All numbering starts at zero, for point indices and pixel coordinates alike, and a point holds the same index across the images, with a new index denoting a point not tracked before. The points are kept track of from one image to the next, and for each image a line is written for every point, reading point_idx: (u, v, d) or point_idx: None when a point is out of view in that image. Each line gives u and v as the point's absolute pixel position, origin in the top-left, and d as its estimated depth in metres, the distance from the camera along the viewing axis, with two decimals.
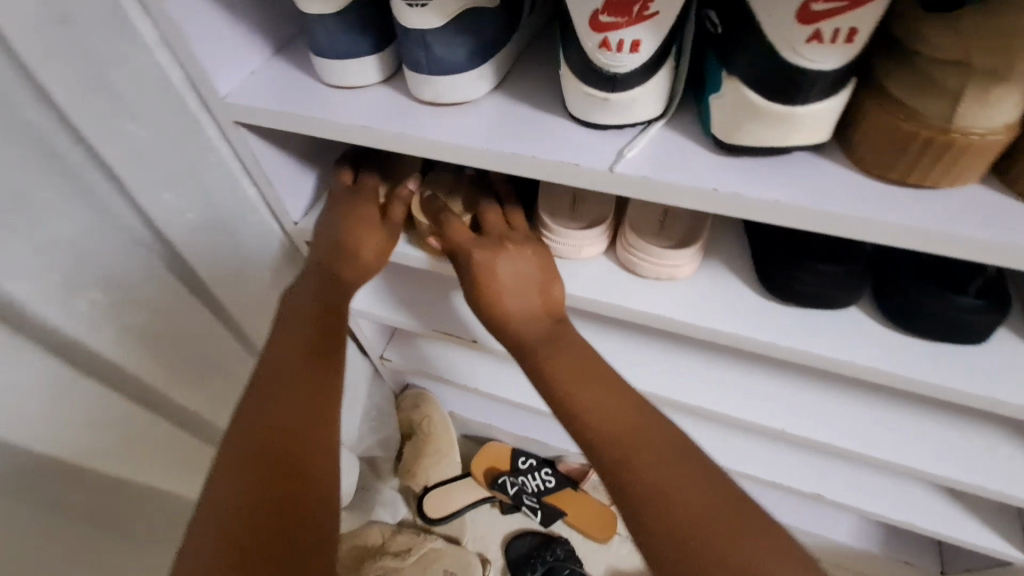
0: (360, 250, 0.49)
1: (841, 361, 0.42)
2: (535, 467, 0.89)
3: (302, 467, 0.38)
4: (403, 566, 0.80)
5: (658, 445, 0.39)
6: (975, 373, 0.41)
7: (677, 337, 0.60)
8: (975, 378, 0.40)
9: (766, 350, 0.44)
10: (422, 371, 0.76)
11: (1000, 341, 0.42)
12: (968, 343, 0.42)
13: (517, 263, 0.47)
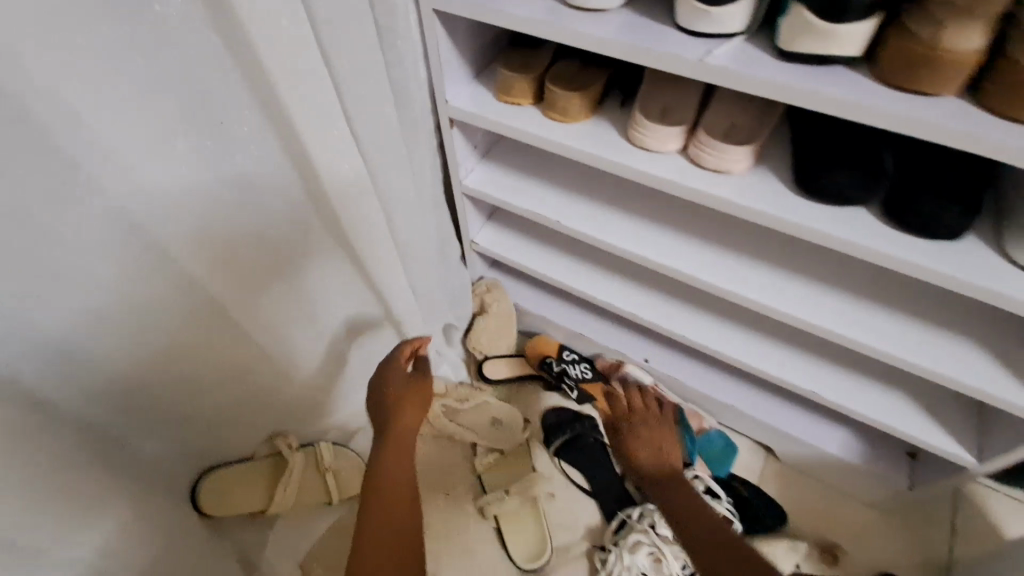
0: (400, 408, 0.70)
1: (844, 242, 0.57)
2: (576, 359, 1.06)
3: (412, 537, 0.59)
4: (461, 408, 1.02)
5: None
6: (946, 261, 0.55)
7: (717, 241, 0.77)
8: (946, 264, 0.54)
9: (790, 230, 0.59)
10: (507, 254, 0.97)
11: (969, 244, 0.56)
12: (945, 239, 0.56)
13: (659, 436, 0.87)
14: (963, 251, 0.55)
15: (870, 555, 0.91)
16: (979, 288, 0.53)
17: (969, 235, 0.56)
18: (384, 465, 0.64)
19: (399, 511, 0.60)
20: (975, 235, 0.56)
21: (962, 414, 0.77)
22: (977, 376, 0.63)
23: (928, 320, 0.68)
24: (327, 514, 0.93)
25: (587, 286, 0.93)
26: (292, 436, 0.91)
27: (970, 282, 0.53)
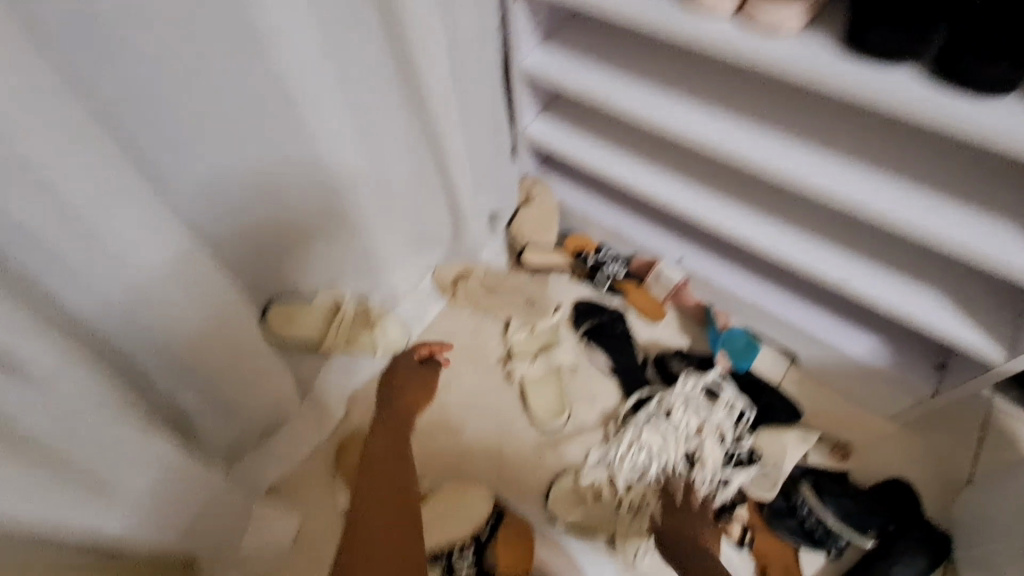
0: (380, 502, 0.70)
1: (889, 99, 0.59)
2: (614, 257, 1.10)
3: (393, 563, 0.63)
4: (499, 287, 1.09)
5: None
6: (992, 115, 0.56)
7: (765, 122, 0.78)
8: (992, 117, 0.56)
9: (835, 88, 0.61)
10: (554, 145, 1.01)
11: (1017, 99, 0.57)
12: (994, 95, 0.57)
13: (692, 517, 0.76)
14: (1012, 109, 0.56)
15: (885, 461, 0.92)
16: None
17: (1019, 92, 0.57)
18: (376, 510, 0.68)
19: (380, 526, 0.67)
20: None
21: (1000, 313, 0.77)
22: (1016, 252, 0.64)
23: (974, 203, 0.68)
24: (372, 365, 1.03)
25: (629, 176, 0.96)
26: (347, 288, 0.99)
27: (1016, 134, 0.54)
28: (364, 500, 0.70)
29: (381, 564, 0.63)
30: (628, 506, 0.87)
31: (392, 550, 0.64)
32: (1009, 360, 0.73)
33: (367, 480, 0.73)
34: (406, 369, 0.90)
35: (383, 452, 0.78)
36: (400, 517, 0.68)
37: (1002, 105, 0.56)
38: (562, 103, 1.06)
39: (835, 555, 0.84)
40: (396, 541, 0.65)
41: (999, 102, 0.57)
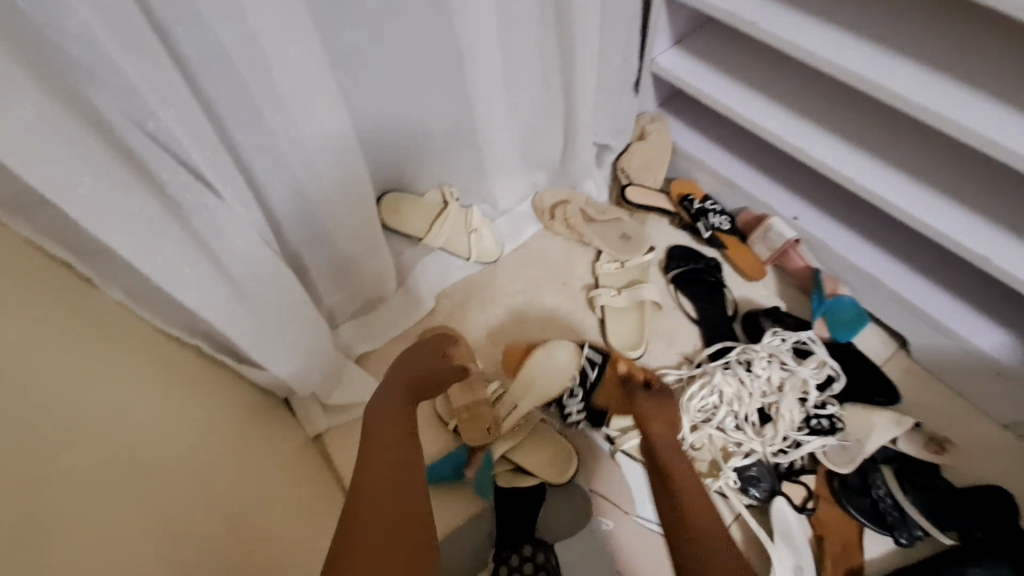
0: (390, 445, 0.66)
1: None
2: (719, 208, 1.07)
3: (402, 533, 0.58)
4: (597, 219, 1.09)
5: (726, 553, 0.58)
6: None
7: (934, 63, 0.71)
8: None
9: None
10: (680, 76, 0.96)
11: None
12: None
13: (667, 412, 0.74)
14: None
15: (989, 468, 0.84)
16: None
17: None
18: (372, 475, 0.61)
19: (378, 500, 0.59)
20: None
21: None
22: None
23: None
24: (464, 269, 1.09)
25: (756, 115, 0.89)
26: (455, 191, 1.05)
27: None
28: (373, 478, 0.61)
29: (368, 542, 0.55)
30: (693, 443, 0.85)
31: (378, 530, 0.56)
32: None
33: (372, 470, 0.62)
34: (425, 370, 0.75)
35: (393, 433, 0.66)
36: (407, 502, 0.60)
37: None
38: (700, 36, 1.00)
39: (904, 544, 0.78)
40: (391, 513, 0.58)
41: None
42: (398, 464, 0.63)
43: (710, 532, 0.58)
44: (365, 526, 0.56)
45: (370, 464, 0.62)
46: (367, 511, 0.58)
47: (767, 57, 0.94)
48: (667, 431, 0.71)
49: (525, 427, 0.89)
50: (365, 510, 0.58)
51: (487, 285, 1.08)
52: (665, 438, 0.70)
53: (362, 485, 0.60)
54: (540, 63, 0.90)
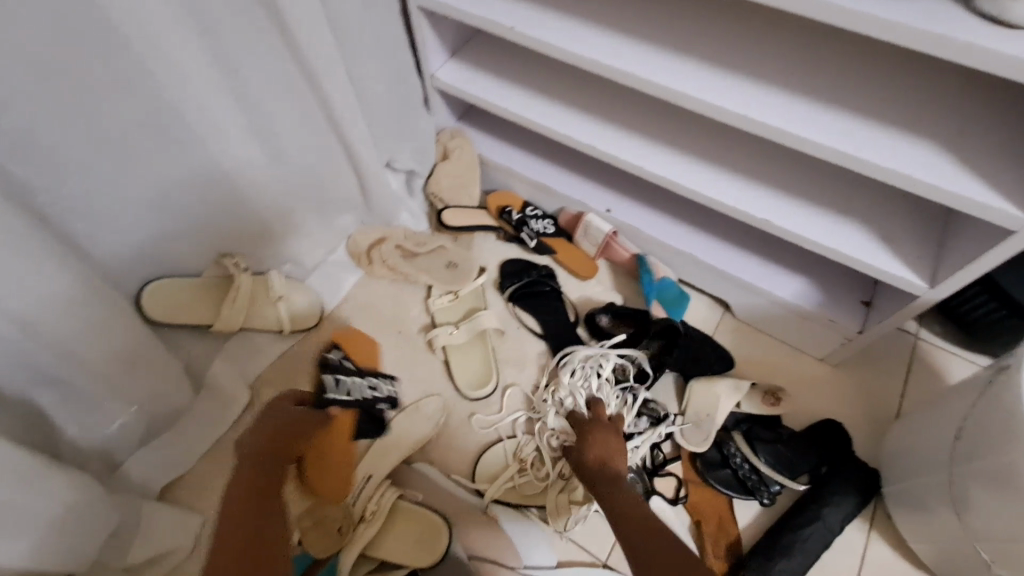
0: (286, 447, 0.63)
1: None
2: (540, 215, 1.04)
3: (253, 556, 0.50)
4: (417, 252, 1.00)
5: (652, 536, 0.50)
6: (906, 16, 0.52)
7: (681, 48, 0.71)
8: (906, 18, 0.51)
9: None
10: (461, 89, 0.90)
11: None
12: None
13: (614, 440, 0.66)
14: (922, 6, 0.53)
15: (819, 402, 0.90)
16: (932, 38, 0.51)
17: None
18: (253, 479, 0.56)
19: (256, 502, 0.54)
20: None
21: (925, 242, 0.74)
22: (935, 172, 0.60)
23: (897, 125, 0.64)
24: (280, 344, 0.93)
25: (543, 120, 0.86)
26: (241, 259, 0.87)
27: (926, 33, 0.51)
28: (220, 554, 0.50)
29: (246, 545, 0.51)
30: (562, 473, 0.82)
31: (248, 544, 0.51)
32: (932, 290, 0.71)
33: (229, 501, 0.54)
34: (279, 420, 0.64)
35: (246, 475, 0.57)
36: (238, 536, 0.51)
37: (912, 4, 0.53)
38: (476, 46, 0.95)
39: (768, 504, 0.81)
40: (248, 507, 0.54)
41: (909, 2, 0.53)
42: (256, 511, 0.54)
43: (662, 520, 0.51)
44: (252, 513, 0.53)
45: (252, 475, 0.57)
46: (268, 524, 0.53)
47: (544, 60, 0.92)
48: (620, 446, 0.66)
49: (384, 507, 0.77)
50: (251, 518, 0.53)
51: (312, 354, 0.94)
52: (591, 447, 0.65)
53: (254, 500, 0.54)
54: (296, 104, 0.78)
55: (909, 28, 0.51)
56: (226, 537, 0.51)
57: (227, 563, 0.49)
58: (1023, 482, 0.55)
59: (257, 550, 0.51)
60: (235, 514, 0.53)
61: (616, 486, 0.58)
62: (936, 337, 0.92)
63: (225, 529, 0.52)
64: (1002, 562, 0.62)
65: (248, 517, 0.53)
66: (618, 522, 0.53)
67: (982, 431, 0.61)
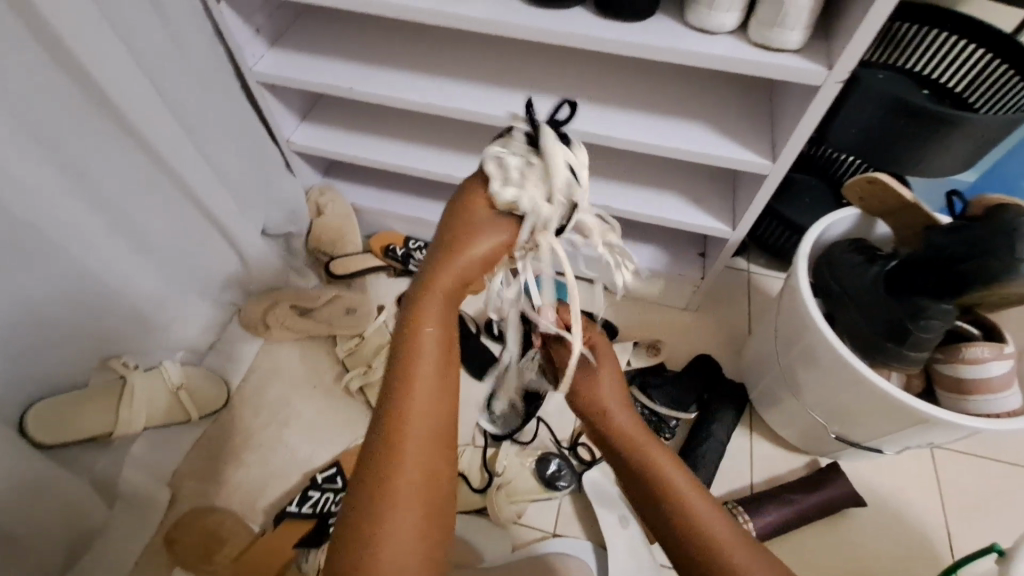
0: (421, 314, 0.45)
1: (565, 34, 0.69)
2: (422, 245, 1.12)
3: (400, 439, 0.42)
4: (315, 307, 1.02)
5: (742, 548, 0.46)
6: (640, 36, 0.69)
7: (499, 81, 0.85)
8: (640, 38, 0.69)
9: (517, 32, 0.70)
10: (320, 148, 0.97)
11: (654, 21, 0.71)
12: (637, 20, 0.70)
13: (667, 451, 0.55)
14: (654, 26, 0.71)
15: (692, 344, 1.07)
16: (661, 48, 0.69)
17: (655, 16, 0.72)
18: (431, 374, 0.44)
19: (442, 365, 0.44)
20: (661, 16, 0.72)
21: (723, 196, 0.94)
22: (703, 143, 0.79)
23: (672, 112, 0.82)
24: (191, 432, 0.92)
25: (401, 161, 0.95)
26: (128, 358, 0.87)
27: (656, 47, 0.69)
28: (402, 371, 0.43)
29: (434, 431, 0.43)
30: (497, 470, 0.90)
31: (429, 489, 0.42)
32: (736, 231, 0.90)
33: (409, 404, 0.42)
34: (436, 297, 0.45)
35: (429, 363, 0.44)
36: (439, 372, 0.44)
37: (643, 26, 0.70)
38: (322, 108, 1.02)
39: (670, 438, 0.95)
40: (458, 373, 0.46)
41: (639, 25, 0.71)
42: (436, 373, 0.44)
43: (731, 549, 0.46)
44: (426, 397, 0.43)
45: (426, 346, 0.44)
46: (438, 353, 0.44)
47: (387, 109, 1.01)
48: (619, 404, 0.58)
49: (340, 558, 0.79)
50: (428, 398, 0.43)
51: (228, 433, 0.93)
52: (669, 462, 0.53)
53: (436, 350, 0.44)
54: (157, 195, 0.80)
55: (647, 45, 0.69)
56: (391, 447, 0.42)
57: (380, 462, 0.41)
58: (820, 353, 0.73)
59: (399, 424, 0.42)
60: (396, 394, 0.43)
61: (705, 498, 0.51)
62: (761, 267, 1.14)
63: (409, 372, 0.43)
64: (834, 420, 0.80)
65: (424, 392, 0.43)
66: (682, 554, 0.48)
67: (788, 326, 0.80)
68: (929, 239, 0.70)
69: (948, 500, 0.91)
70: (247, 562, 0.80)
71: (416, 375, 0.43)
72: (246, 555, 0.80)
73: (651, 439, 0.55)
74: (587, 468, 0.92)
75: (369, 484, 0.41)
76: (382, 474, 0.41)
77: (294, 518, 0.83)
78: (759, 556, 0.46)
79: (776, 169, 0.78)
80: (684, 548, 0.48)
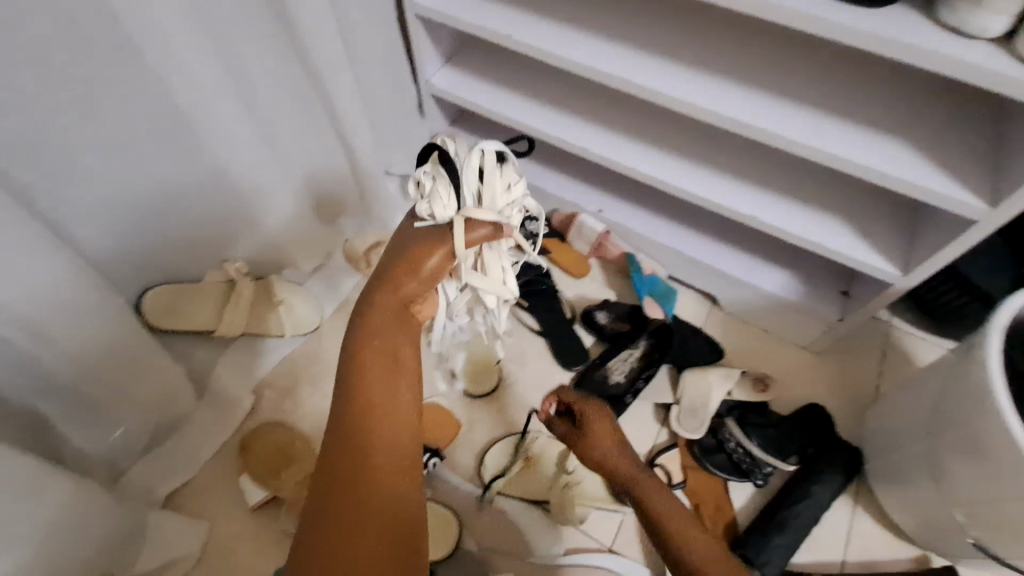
0: (366, 349, 0.50)
1: (779, 10, 0.59)
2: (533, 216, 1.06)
3: (356, 456, 0.46)
4: None
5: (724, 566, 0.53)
6: (871, 25, 0.58)
7: (672, 54, 0.76)
8: (870, 28, 0.57)
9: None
10: (459, 94, 0.93)
11: (891, 10, 0.59)
12: (870, 7, 0.58)
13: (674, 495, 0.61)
14: (892, 17, 0.58)
15: (804, 389, 0.95)
16: (894, 43, 0.57)
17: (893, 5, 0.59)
18: (378, 390, 0.49)
19: (389, 384, 0.50)
20: (902, 6, 0.59)
21: (895, 235, 0.80)
22: (904, 168, 0.66)
23: (870, 125, 0.69)
24: (279, 348, 0.94)
25: (539, 123, 0.89)
26: (243, 263, 0.88)
27: (888, 42, 0.57)
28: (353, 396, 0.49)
29: (393, 444, 0.48)
30: (567, 468, 0.84)
31: (395, 498, 0.46)
32: (905, 279, 0.77)
33: (366, 422, 0.48)
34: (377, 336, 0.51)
35: (375, 382, 0.49)
36: (388, 391, 0.49)
37: (875, 14, 0.58)
38: (468, 53, 0.97)
39: (762, 484, 0.85)
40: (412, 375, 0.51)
41: (872, 12, 0.58)
42: (387, 387, 0.50)
43: None
44: (379, 410, 0.49)
45: (374, 369, 0.50)
46: (385, 373, 0.50)
47: (535, 66, 0.95)
48: (607, 436, 0.64)
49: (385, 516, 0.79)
50: (378, 420, 0.48)
51: (312, 359, 0.94)
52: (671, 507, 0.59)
53: (384, 368, 0.50)
54: (298, 111, 0.79)
55: (879, 37, 0.57)
56: (344, 482, 0.46)
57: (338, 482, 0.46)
58: (994, 448, 0.61)
59: (354, 442, 0.47)
60: (343, 420, 0.48)
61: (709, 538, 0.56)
62: (908, 324, 0.98)
63: (354, 405, 0.48)
64: (978, 525, 0.67)
65: (376, 408, 0.48)
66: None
67: (954, 404, 0.67)
68: None
69: None
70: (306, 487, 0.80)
71: (371, 392, 0.49)
72: (307, 479, 0.81)
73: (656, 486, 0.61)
74: None
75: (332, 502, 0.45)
76: (341, 491, 0.45)
77: None
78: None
79: (989, 218, 0.64)
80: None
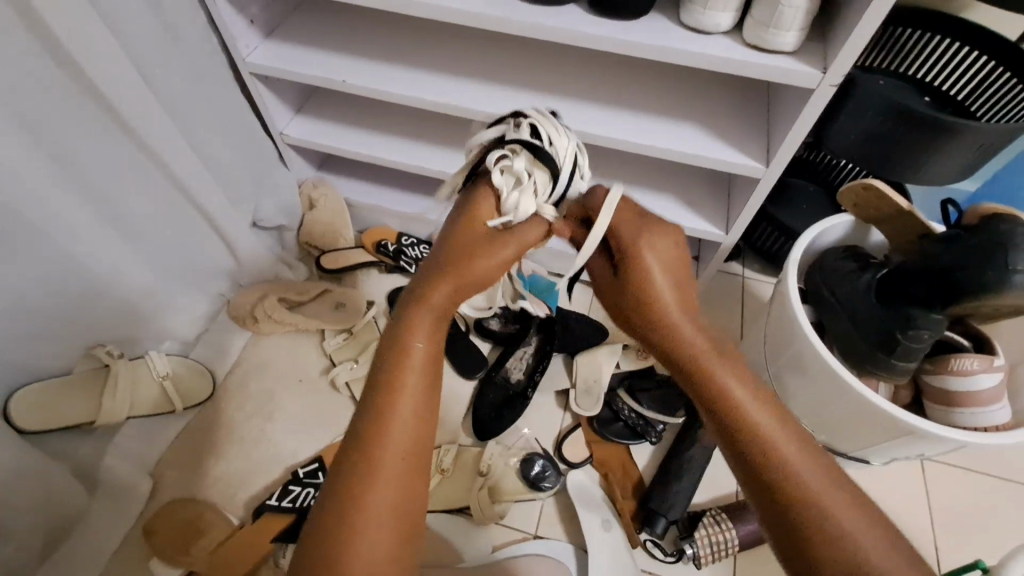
0: (403, 339, 0.47)
1: (561, 31, 0.69)
2: (414, 242, 1.11)
3: (371, 461, 0.42)
4: (304, 300, 1.02)
5: (824, 471, 0.42)
6: (631, 36, 0.68)
7: (493, 78, 0.84)
8: (630, 38, 0.68)
9: (512, 27, 0.69)
10: (314, 140, 0.96)
11: (646, 20, 0.70)
12: (627, 20, 0.69)
13: (738, 361, 0.48)
14: (649, 26, 0.70)
15: None
16: (652, 47, 0.68)
17: (648, 16, 0.71)
18: (411, 391, 0.45)
19: (421, 382, 0.46)
20: (656, 16, 0.71)
21: (717, 200, 0.93)
22: (696, 145, 0.77)
23: (665, 114, 0.81)
24: (175, 424, 0.92)
25: (396, 155, 0.95)
26: (113, 346, 0.87)
27: (646, 46, 0.68)
28: (380, 397, 0.44)
29: (410, 452, 0.43)
30: (481, 470, 0.89)
31: (404, 507, 0.42)
32: (730, 236, 0.89)
33: (392, 427, 0.43)
34: (413, 325, 0.48)
35: (411, 386, 0.45)
36: (419, 402, 0.45)
37: (632, 25, 0.69)
38: (318, 101, 1.02)
39: (657, 442, 0.93)
40: (441, 382, 0.47)
41: (630, 24, 0.69)
42: (419, 389, 0.45)
43: (806, 478, 0.41)
44: (404, 408, 0.44)
45: (407, 365, 0.46)
46: (419, 376, 0.46)
47: (384, 104, 1.01)
48: (676, 293, 0.51)
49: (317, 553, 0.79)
50: (401, 420, 0.44)
51: (214, 425, 0.93)
52: (721, 358, 0.47)
53: (418, 379, 0.46)
54: (146, 184, 0.79)
55: (640, 44, 0.68)
56: (358, 484, 0.41)
57: (347, 488, 0.41)
58: (809, 362, 0.72)
59: (371, 444, 0.43)
60: (367, 419, 0.44)
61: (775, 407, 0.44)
62: (756, 272, 1.13)
63: (379, 404, 0.44)
64: (822, 429, 0.79)
65: (403, 410, 0.44)
66: (792, 514, 0.40)
67: (779, 333, 0.78)
68: (922, 248, 0.69)
69: (935, 510, 0.90)
70: (223, 555, 0.80)
71: (396, 383, 0.45)
72: (223, 546, 0.81)
73: (725, 364, 0.47)
74: (572, 469, 0.91)
75: (342, 504, 0.41)
76: (352, 491, 0.41)
77: (274, 512, 0.82)
78: (821, 464, 0.42)
79: (769, 175, 0.77)
80: (747, 473, 0.43)
